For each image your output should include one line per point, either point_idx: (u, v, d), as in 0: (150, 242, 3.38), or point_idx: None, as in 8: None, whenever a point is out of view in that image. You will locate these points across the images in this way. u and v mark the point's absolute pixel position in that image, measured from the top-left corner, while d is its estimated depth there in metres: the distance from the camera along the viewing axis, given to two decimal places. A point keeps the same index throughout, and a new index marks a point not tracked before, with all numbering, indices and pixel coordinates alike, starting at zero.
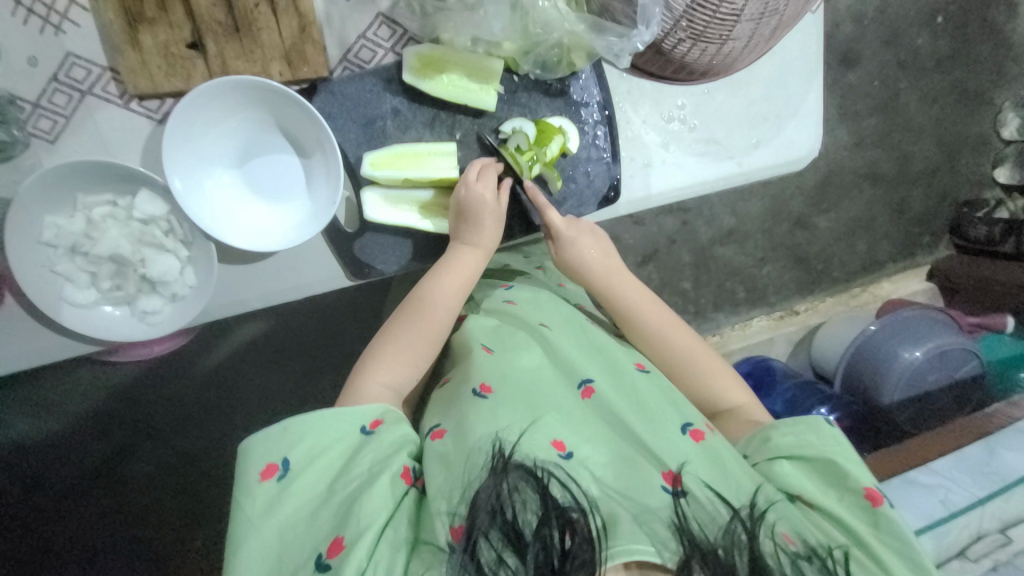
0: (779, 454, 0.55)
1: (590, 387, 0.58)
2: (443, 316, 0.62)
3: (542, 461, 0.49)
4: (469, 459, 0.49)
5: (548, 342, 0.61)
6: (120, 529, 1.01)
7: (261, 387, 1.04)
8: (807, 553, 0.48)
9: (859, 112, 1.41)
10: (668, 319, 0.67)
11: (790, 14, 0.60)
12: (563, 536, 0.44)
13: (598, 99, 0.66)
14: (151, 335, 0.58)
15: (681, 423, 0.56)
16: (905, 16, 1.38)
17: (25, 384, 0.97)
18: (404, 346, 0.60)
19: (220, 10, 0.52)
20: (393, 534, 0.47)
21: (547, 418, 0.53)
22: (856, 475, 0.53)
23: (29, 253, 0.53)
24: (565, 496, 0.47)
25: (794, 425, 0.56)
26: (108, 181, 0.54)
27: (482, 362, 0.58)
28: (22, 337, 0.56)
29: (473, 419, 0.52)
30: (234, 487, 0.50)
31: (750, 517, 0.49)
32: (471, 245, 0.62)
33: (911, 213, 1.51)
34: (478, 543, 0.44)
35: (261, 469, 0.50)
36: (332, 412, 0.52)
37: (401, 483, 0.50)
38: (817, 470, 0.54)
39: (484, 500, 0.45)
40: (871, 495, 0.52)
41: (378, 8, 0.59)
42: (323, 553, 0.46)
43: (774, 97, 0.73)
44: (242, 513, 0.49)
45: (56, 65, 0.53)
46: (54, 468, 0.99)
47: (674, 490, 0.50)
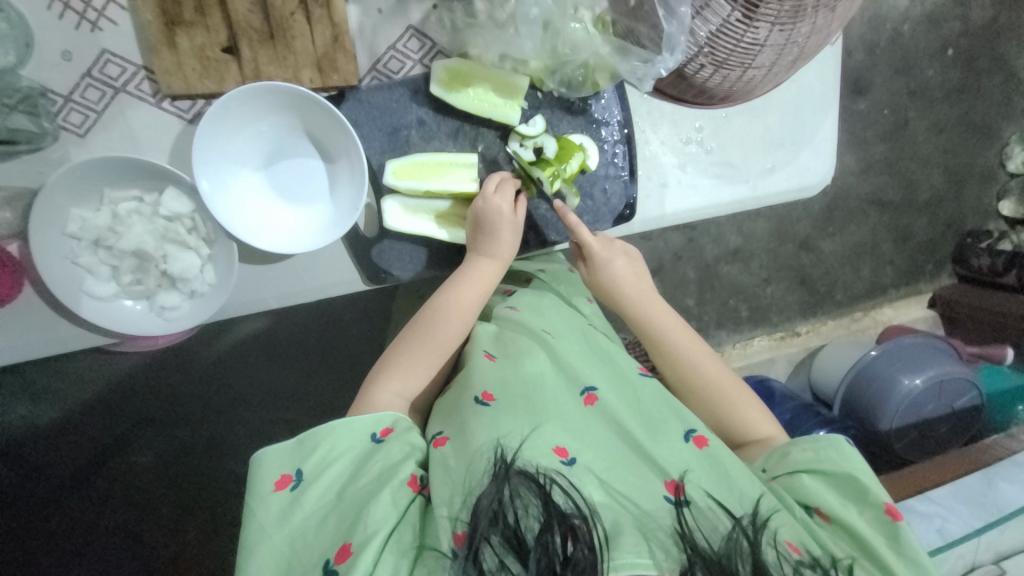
0: (796, 468, 0.56)
1: (592, 396, 0.58)
2: (457, 325, 0.62)
3: (544, 466, 0.50)
4: (470, 464, 0.50)
5: (553, 348, 0.61)
6: (113, 518, 1.01)
7: (262, 384, 1.04)
8: (811, 561, 0.48)
9: (868, 138, 1.43)
10: (685, 331, 0.68)
11: (811, 46, 0.62)
12: (564, 540, 0.44)
13: (619, 118, 0.67)
14: (169, 330, 0.58)
15: (685, 431, 0.57)
16: (916, 47, 1.40)
17: (27, 370, 0.97)
18: (417, 355, 0.61)
19: (256, 16, 0.53)
20: (397, 542, 0.47)
21: (549, 424, 0.54)
22: (873, 488, 0.53)
23: (53, 244, 0.54)
24: (566, 502, 0.47)
25: (814, 441, 0.56)
26: (137, 177, 0.55)
27: (487, 370, 0.59)
28: (39, 327, 0.57)
29: (476, 426, 0.53)
30: (246, 495, 0.51)
31: (753, 526, 0.49)
32: (487, 255, 0.63)
33: (915, 240, 1.52)
34: (481, 548, 0.44)
35: (275, 480, 0.51)
36: (344, 422, 0.53)
37: (407, 491, 0.50)
38: (836, 485, 0.55)
39: (485, 505, 0.45)
40: (889, 509, 0.52)
41: (409, 20, 0.60)
42: (330, 560, 0.46)
43: (791, 124, 0.75)
44: (255, 521, 0.49)
45: (91, 62, 0.54)
46: (50, 456, 0.99)
47: (676, 500, 0.51)
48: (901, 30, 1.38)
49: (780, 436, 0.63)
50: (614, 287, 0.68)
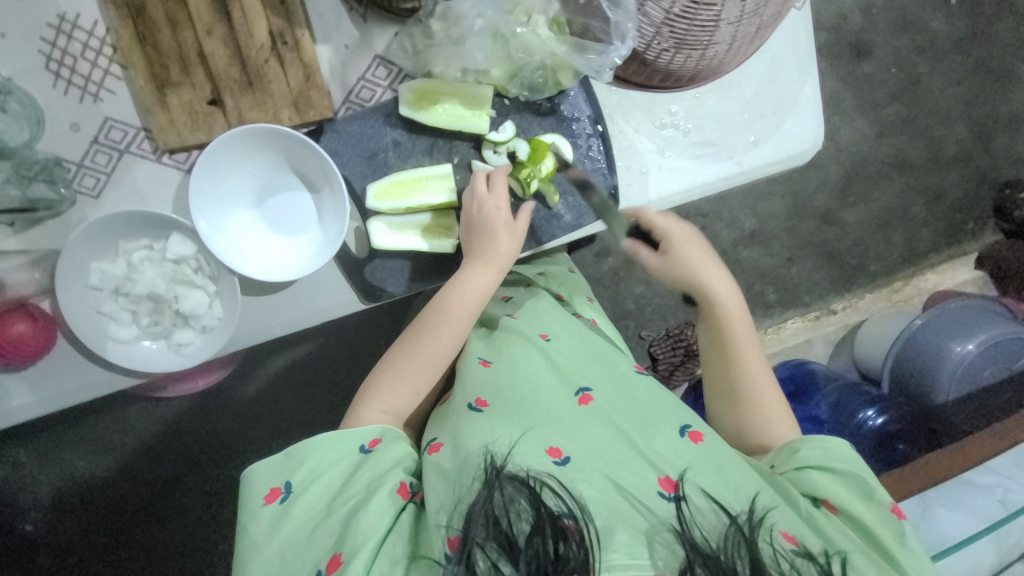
0: (807, 464, 0.57)
1: (587, 396, 0.59)
2: (447, 337, 0.63)
3: (536, 470, 0.49)
4: (462, 469, 0.50)
5: (548, 355, 0.62)
6: (169, 557, 1.07)
7: (295, 417, 1.09)
8: (806, 551, 0.48)
9: (879, 100, 1.37)
10: (748, 330, 0.67)
11: (770, 14, 0.61)
12: (556, 543, 0.43)
13: (589, 113, 0.69)
14: (185, 365, 0.63)
15: (680, 427, 0.57)
16: (915, 1, 1.35)
17: (84, 422, 1.05)
18: (411, 365, 0.62)
19: (235, 68, 0.58)
20: (391, 549, 0.48)
21: (542, 428, 0.54)
22: (878, 487, 0.56)
23: (78, 296, 0.60)
24: (558, 505, 0.46)
25: (825, 441, 0.58)
26: (145, 228, 0.60)
27: (480, 377, 0.60)
28: (74, 374, 0.62)
29: (470, 432, 0.54)
30: (242, 507, 0.54)
31: (750, 521, 0.48)
32: (477, 258, 0.64)
33: (949, 199, 1.44)
34: (473, 554, 0.43)
35: (264, 494, 0.53)
36: (336, 433, 0.55)
37: (398, 498, 0.52)
38: (844, 481, 0.56)
39: (477, 511, 0.45)
40: (893, 508, 0.55)
41: (374, 51, 0.63)
42: (323, 569, 0.48)
43: (769, 95, 0.74)
44: (250, 534, 0.52)
45: (96, 129, 0.60)
46: (109, 501, 1.06)
47: (674, 496, 0.49)
48: None
49: None
50: (693, 264, 0.67)
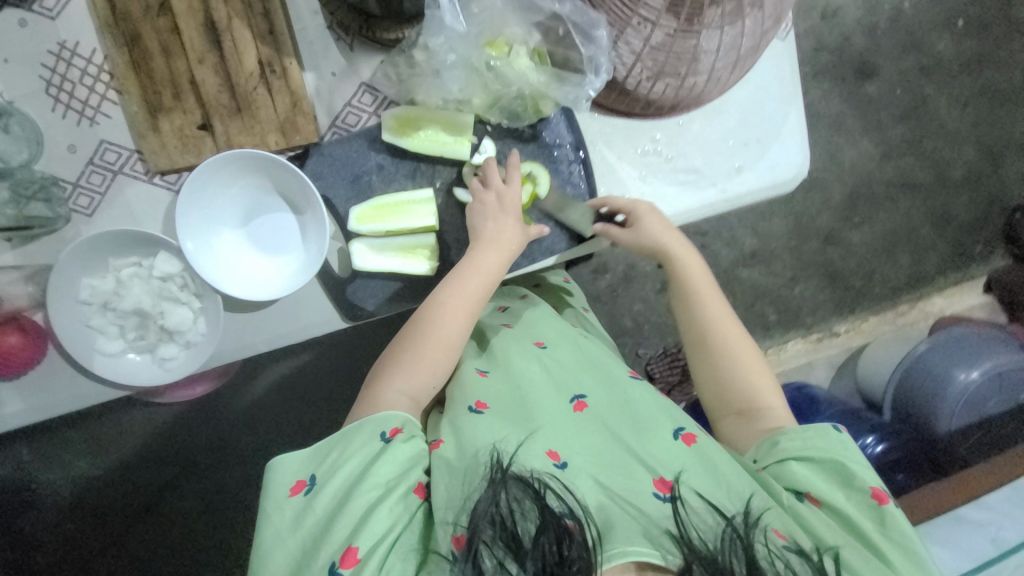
0: (788, 456, 0.57)
1: (582, 402, 0.59)
2: (461, 321, 0.63)
3: (538, 471, 0.51)
4: (468, 469, 0.52)
5: (548, 357, 0.63)
6: (161, 560, 1.09)
7: (291, 427, 1.10)
8: (797, 547, 0.49)
9: (884, 121, 1.36)
10: (717, 295, 0.69)
11: (748, 47, 0.62)
12: (560, 542, 0.44)
13: (571, 140, 0.69)
14: (168, 379, 0.64)
15: (674, 429, 0.57)
16: (921, 23, 1.35)
17: (82, 424, 1.06)
18: (423, 350, 0.61)
19: (224, 95, 0.61)
20: (400, 548, 0.50)
21: (544, 428, 0.55)
22: (861, 475, 0.55)
23: (68, 310, 0.62)
24: (560, 505, 0.48)
25: (803, 430, 0.57)
26: (133, 246, 0.62)
27: (482, 380, 0.62)
28: (64, 384, 0.64)
29: (473, 432, 0.55)
30: (263, 500, 0.54)
31: (745, 523, 0.49)
32: (482, 245, 0.64)
33: (956, 222, 1.42)
34: (478, 551, 0.45)
35: (291, 486, 0.54)
36: (355, 425, 0.56)
37: (413, 497, 0.53)
38: (825, 470, 0.56)
39: (482, 511, 0.46)
40: (876, 494, 0.54)
41: (361, 78, 0.65)
42: (336, 563, 0.48)
43: (754, 122, 0.74)
44: (268, 528, 0.52)
45: (92, 151, 0.62)
46: (105, 503, 1.08)
47: (669, 497, 0.51)
48: (902, 8, 1.33)
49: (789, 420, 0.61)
50: (658, 237, 0.68)
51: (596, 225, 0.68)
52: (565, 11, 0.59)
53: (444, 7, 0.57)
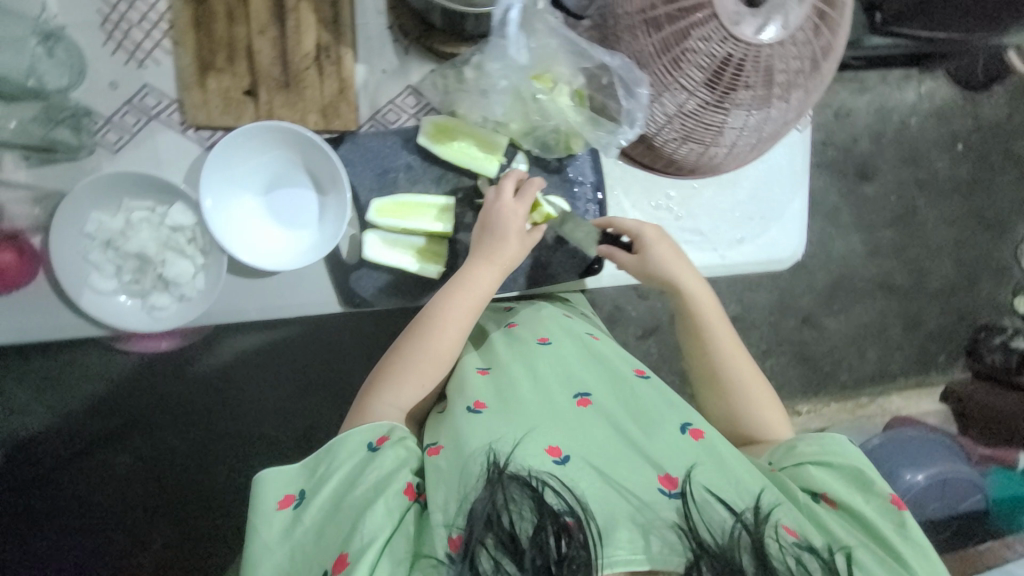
0: (804, 461, 0.61)
1: (585, 399, 0.63)
2: (456, 336, 0.65)
3: (536, 468, 0.52)
4: (463, 469, 0.53)
5: (553, 358, 0.66)
6: (92, 514, 1.07)
7: (252, 400, 1.09)
8: (809, 544, 0.52)
9: (875, 222, 1.45)
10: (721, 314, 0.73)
11: (770, 131, 0.67)
12: (559, 538, 0.46)
13: (592, 180, 0.73)
14: (153, 328, 0.64)
15: (681, 424, 0.60)
16: (924, 140, 1.45)
17: (37, 358, 1.03)
18: (416, 366, 0.64)
19: (276, 68, 0.63)
20: (394, 550, 0.50)
21: (541, 427, 0.57)
22: (877, 482, 0.59)
23: (69, 239, 0.62)
24: (559, 501, 0.50)
25: (819, 437, 0.63)
26: (151, 191, 0.63)
27: (481, 382, 0.64)
28: (46, 313, 0.63)
29: (469, 431, 0.56)
30: (254, 514, 0.56)
31: (755, 518, 0.51)
32: (489, 256, 0.65)
33: (926, 328, 1.50)
34: (477, 552, 0.46)
35: (280, 499, 0.57)
36: (344, 434, 0.59)
37: (405, 498, 0.54)
38: (840, 475, 0.61)
39: (480, 509, 0.48)
40: (893, 499, 0.58)
41: (408, 81, 0.68)
42: (329, 569, 0.50)
43: (762, 200, 0.79)
44: (260, 539, 0.55)
45: (132, 92, 0.63)
46: (44, 444, 1.05)
47: (675, 493, 0.53)
48: (908, 123, 1.43)
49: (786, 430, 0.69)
50: (670, 261, 0.70)
51: (601, 247, 0.72)
52: (615, 63, 0.62)
53: (509, 39, 0.61)
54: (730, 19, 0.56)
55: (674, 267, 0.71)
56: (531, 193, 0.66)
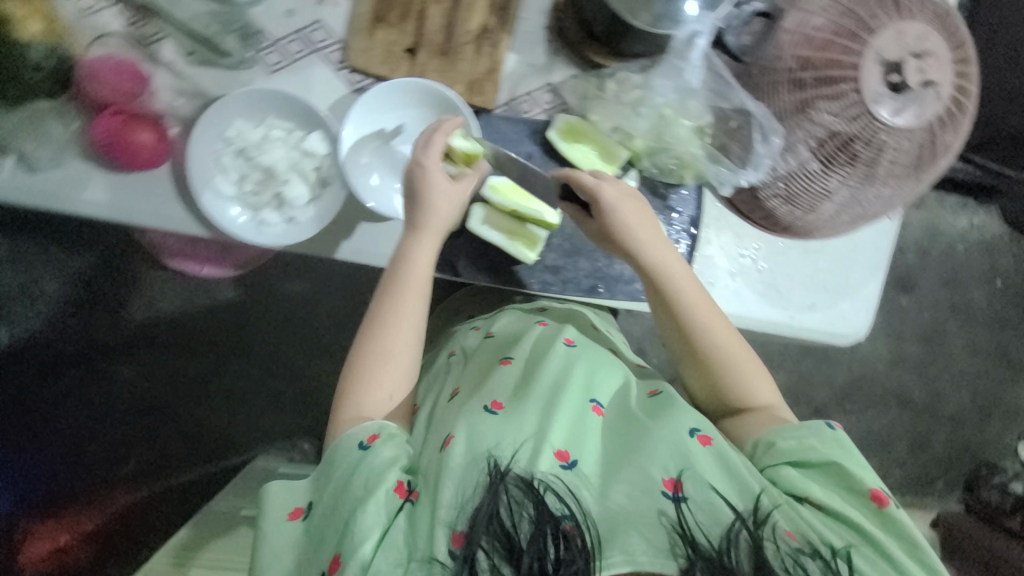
0: (784, 461, 0.61)
1: (598, 407, 0.64)
2: (415, 316, 0.66)
3: (545, 475, 0.55)
4: (468, 468, 0.55)
5: (568, 361, 0.67)
6: (118, 408, 1.22)
7: (273, 337, 1.24)
8: (808, 547, 0.52)
9: (905, 334, 1.48)
10: (689, 276, 0.69)
11: (872, 210, 0.70)
12: (556, 544, 0.49)
13: (690, 214, 0.76)
14: (256, 240, 0.66)
15: (692, 429, 0.60)
16: (966, 268, 1.49)
17: (102, 260, 1.20)
18: (388, 359, 0.65)
19: (440, 36, 0.67)
20: (393, 544, 0.52)
21: (552, 429, 0.58)
22: (860, 477, 0.59)
23: (209, 138, 0.65)
24: (559, 506, 0.52)
25: (798, 432, 0.62)
26: (296, 114, 0.67)
27: (496, 383, 0.65)
28: (163, 203, 0.66)
29: (482, 430, 0.58)
30: (262, 525, 0.58)
31: (754, 520, 0.53)
32: (419, 226, 0.65)
33: (931, 451, 1.50)
34: (477, 554, 0.49)
35: (288, 510, 0.58)
36: (339, 441, 0.60)
37: (396, 496, 0.55)
38: (823, 471, 0.60)
39: (483, 513, 0.50)
40: (877, 495, 0.58)
41: (550, 79, 0.72)
42: (327, 571, 0.53)
43: (840, 274, 0.81)
44: (268, 544, 0.57)
45: (305, 24, 0.66)
46: (89, 336, 1.21)
47: (675, 496, 0.54)
48: (955, 248, 1.48)
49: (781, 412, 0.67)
50: (627, 226, 0.66)
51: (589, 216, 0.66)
52: (757, 109, 0.65)
53: (688, 64, 0.67)
54: (872, 98, 0.61)
55: (632, 231, 0.67)
56: (446, 129, 0.64)
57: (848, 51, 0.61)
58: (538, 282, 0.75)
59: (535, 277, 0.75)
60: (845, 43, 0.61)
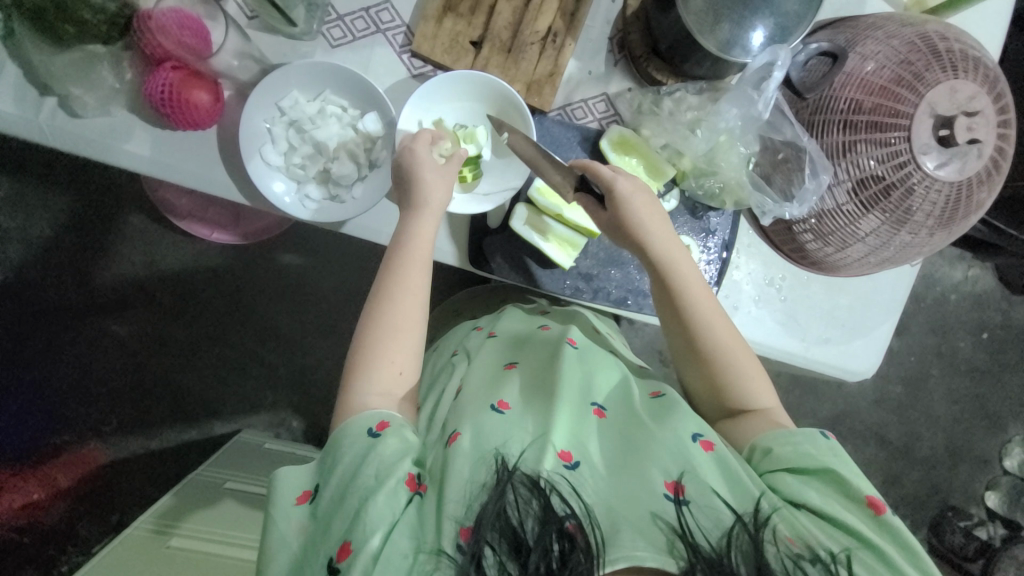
0: (782, 466, 0.58)
1: (600, 409, 0.62)
2: (416, 301, 0.63)
3: (550, 472, 0.53)
4: (477, 464, 0.54)
5: (574, 358, 0.65)
6: (102, 362, 1.18)
7: (272, 308, 1.23)
8: (809, 555, 0.51)
9: (891, 374, 1.52)
10: (692, 268, 0.67)
11: (900, 254, 0.72)
12: (562, 543, 0.47)
13: (724, 238, 0.77)
14: (300, 214, 0.65)
15: (693, 433, 0.58)
16: (956, 318, 1.53)
17: (105, 210, 1.17)
18: (392, 344, 0.61)
19: (507, 33, 0.67)
20: (399, 540, 0.50)
21: (557, 430, 0.57)
22: (856, 483, 0.56)
23: (263, 105, 0.64)
24: (563, 507, 0.50)
25: (793, 437, 0.59)
26: (353, 92, 0.66)
27: (508, 383, 0.64)
28: (205, 163, 0.66)
29: (487, 427, 0.57)
30: (269, 511, 0.54)
31: (754, 523, 0.52)
32: (416, 205, 0.63)
33: (902, 489, 1.53)
34: (484, 550, 0.47)
35: (296, 494, 0.55)
36: (343, 429, 0.56)
37: (406, 489, 0.53)
38: (818, 477, 0.57)
39: (490, 512, 0.49)
40: (874, 503, 0.55)
41: (606, 90, 0.74)
42: (334, 558, 0.50)
43: (855, 312, 0.84)
44: (276, 532, 0.53)
45: (373, 3, 0.67)
46: (82, 285, 1.18)
47: (675, 498, 0.53)
48: (948, 298, 1.52)
49: (779, 411, 0.64)
50: (637, 216, 0.65)
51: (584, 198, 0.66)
52: (809, 145, 0.67)
53: (763, 96, 0.66)
54: (920, 148, 0.63)
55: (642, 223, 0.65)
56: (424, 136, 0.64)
57: (902, 100, 0.63)
58: (570, 288, 0.76)
59: (569, 282, 0.75)
60: (900, 92, 0.63)
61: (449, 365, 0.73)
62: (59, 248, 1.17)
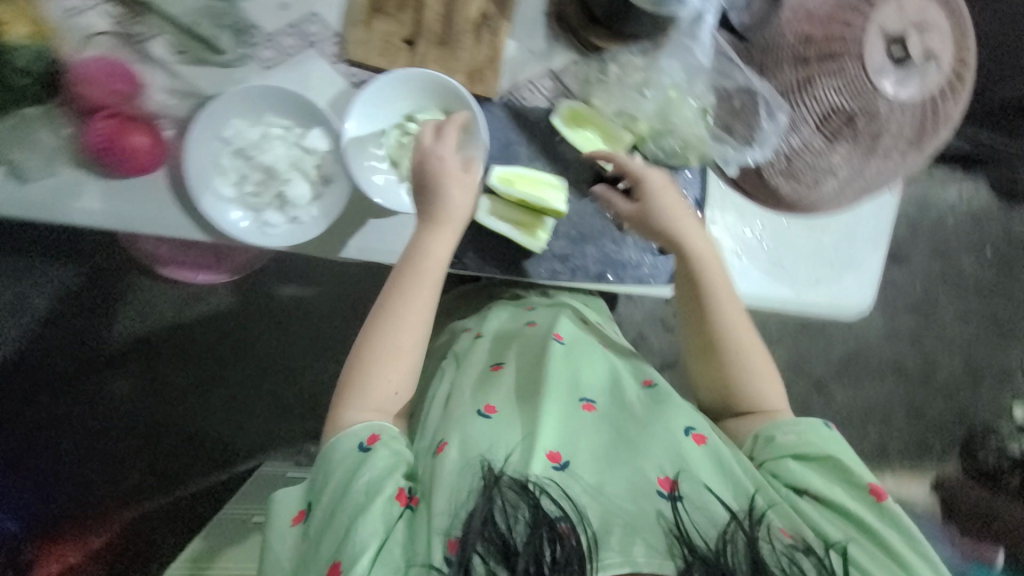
0: (785, 456, 0.60)
1: (590, 404, 0.62)
2: (424, 312, 0.61)
3: (540, 475, 0.53)
4: (462, 473, 0.53)
5: (557, 354, 0.64)
6: (108, 421, 1.19)
7: (268, 341, 1.22)
8: (803, 545, 0.51)
9: (898, 306, 1.49)
10: (718, 263, 0.68)
11: (874, 184, 0.70)
12: (551, 544, 0.47)
13: (696, 196, 0.77)
14: (261, 241, 0.64)
15: (686, 427, 0.58)
16: (956, 239, 1.50)
17: (86, 269, 1.17)
18: (381, 356, 0.59)
19: (439, 24, 0.66)
20: (385, 558, 0.49)
21: (547, 430, 0.56)
22: (857, 471, 0.58)
23: (204, 140, 0.63)
24: (553, 507, 0.50)
25: (795, 425, 0.61)
26: (294, 110, 0.65)
27: (494, 385, 0.63)
28: (151, 203, 0.64)
29: (474, 436, 0.56)
30: (268, 532, 0.54)
31: (749, 520, 0.52)
32: (435, 219, 0.62)
33: (927, 419, 1.51)
34: (472, 563, 0.47)
35: (292, 514, 0.55)
36: (331, 448, 0.55)
37: (396, 504, 0.52)
38: (816, 467, 0.59)
39: (477, 521, 0.48)
40: (875, 490, 0.57)
41: (550, 65, 0.72)
42: None
43: (842, 250, 0.82)
44: (273, 553, 0.53)
45: (300, 17, 0.66)
46: (77, 347, 1.18)
47: (670, 496, 0.53)
48: (945, 220, 1.49)
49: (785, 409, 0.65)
50: (672, 209, 0.67)
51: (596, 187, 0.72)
52: (761, 86, 0.65)
53: (699, 42, 0.67)
54: (876, 71, 0.61)
55: (675, 216, 0.68)
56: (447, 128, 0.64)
57: (851, 25, 0.61)
58: (548, 272, 0.74)
59: (545, 266, 0.74)
60: (848, 17, 0.61)
61: (438, 372, 0.72)
62: (51, 315, 1.17)
